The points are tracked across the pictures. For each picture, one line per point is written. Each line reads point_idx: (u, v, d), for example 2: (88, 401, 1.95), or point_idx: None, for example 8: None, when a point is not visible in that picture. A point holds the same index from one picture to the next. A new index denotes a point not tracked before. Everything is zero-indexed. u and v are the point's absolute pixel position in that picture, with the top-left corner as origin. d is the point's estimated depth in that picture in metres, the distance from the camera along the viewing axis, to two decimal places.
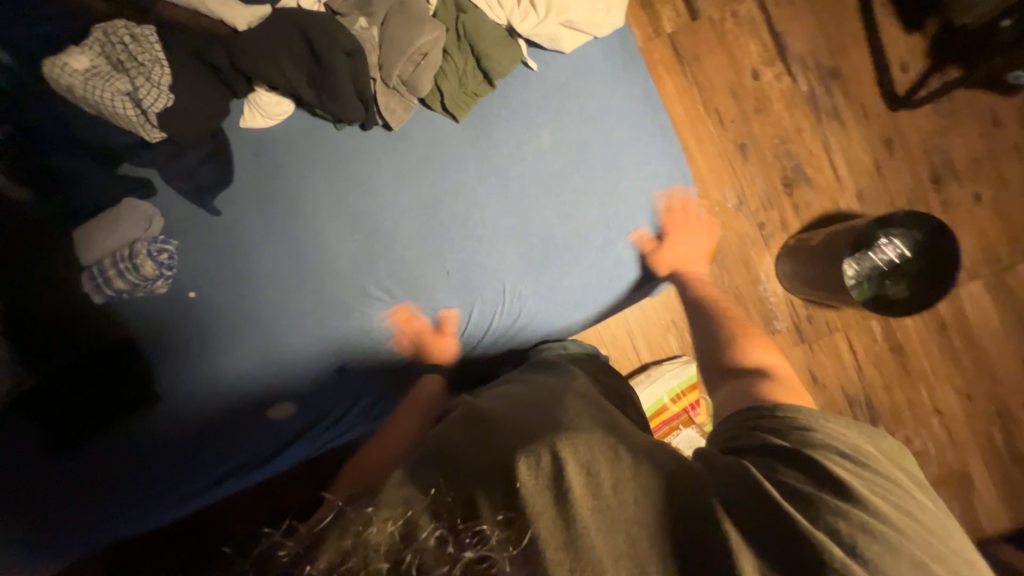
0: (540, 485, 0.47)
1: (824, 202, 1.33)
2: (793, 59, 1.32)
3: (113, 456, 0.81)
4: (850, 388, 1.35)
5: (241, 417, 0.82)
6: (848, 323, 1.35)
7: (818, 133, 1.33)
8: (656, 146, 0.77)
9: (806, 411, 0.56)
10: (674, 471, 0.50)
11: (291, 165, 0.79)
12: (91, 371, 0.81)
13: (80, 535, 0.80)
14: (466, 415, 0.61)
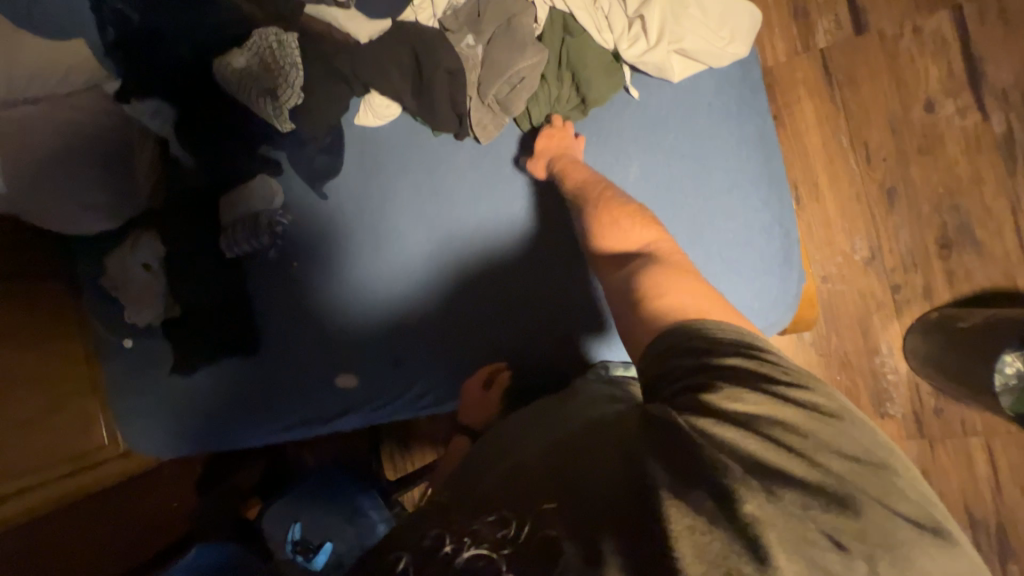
0: (517, 483, 0.50)
1: (994, 274, 1.06)
2: (990, 91, 1.05)
3: (219, 387, 1.00)
4: (977, 509, 1.09)
5: (314, 377, 0.94)
6: (993, 429, 1.08)
7: (1005, 189, 1.05)
8: (759, 195, 0.73)
9: (720, 331, 0.52)
10: (616, 440, 0.50)
11: (388, 163, 0.86)
12: (214, 313, 0.98)
13: (192, 440, 1.02)
14: (479, 449, 0.68)
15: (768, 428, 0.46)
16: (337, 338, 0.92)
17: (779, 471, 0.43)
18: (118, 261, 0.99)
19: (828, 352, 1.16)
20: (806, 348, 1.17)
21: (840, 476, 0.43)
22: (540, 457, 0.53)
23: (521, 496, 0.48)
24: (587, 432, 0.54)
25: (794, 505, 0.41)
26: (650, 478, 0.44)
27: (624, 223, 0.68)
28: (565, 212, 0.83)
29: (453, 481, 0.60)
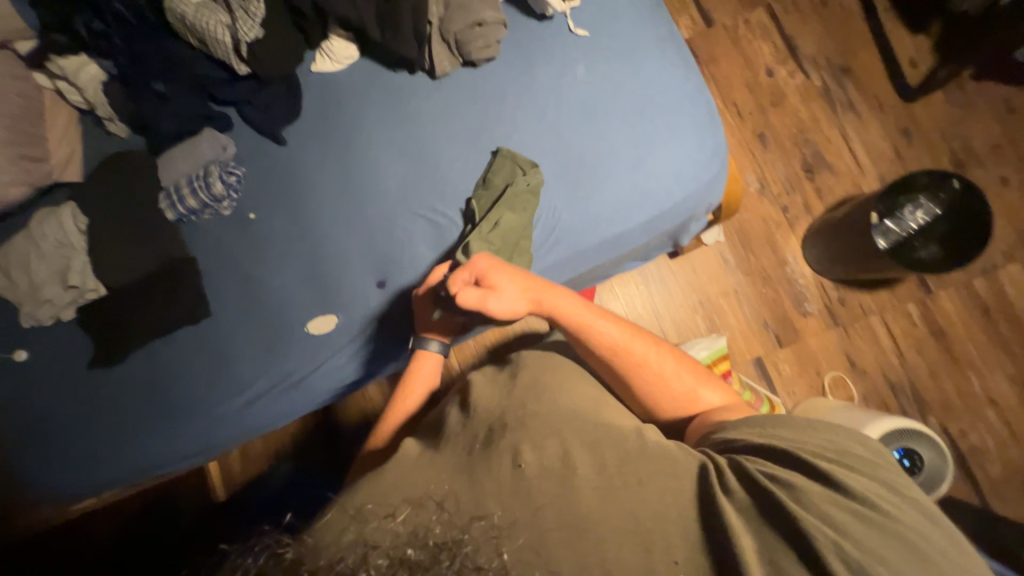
0: (545, 462, 0.56)
1: (847, 187, 1.37)
2: (805, 58, 1.42)
3: (148, 380, 0.88)
4: (892, 374, 1.29)
5: (270, 354, 0.86)
6: (883, 306, 1.32)
7: (835, 124, 1.40)
8: (684, 75, 0.81)
9: (795, 426, 0.59)
10: (665, 465, 0.55)
11: (353, 102, 0.88)
12: (147, 284, 0.87)
13: (119, 449, 0.88)
14: (473, 399, 0.68)
15: (832, 470, 0.52)
16: (298, 307, 0.86)
17: (828, 494, 0.50)
18: (26, 241, 0.86)
19: (751, 269, 1.36)
20: (733, 270, 1.36)
21: (905, 516, 0.49)
22: (573, 446, 0.57)
23: (562, 489, 0.53)
24: (615, 426, 0.61)
25: (836, 525, 0.48)
26: (713, 502, 0.52)
27: (683, 386, 0.72)
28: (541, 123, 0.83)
29: (454, 452, 0.61)
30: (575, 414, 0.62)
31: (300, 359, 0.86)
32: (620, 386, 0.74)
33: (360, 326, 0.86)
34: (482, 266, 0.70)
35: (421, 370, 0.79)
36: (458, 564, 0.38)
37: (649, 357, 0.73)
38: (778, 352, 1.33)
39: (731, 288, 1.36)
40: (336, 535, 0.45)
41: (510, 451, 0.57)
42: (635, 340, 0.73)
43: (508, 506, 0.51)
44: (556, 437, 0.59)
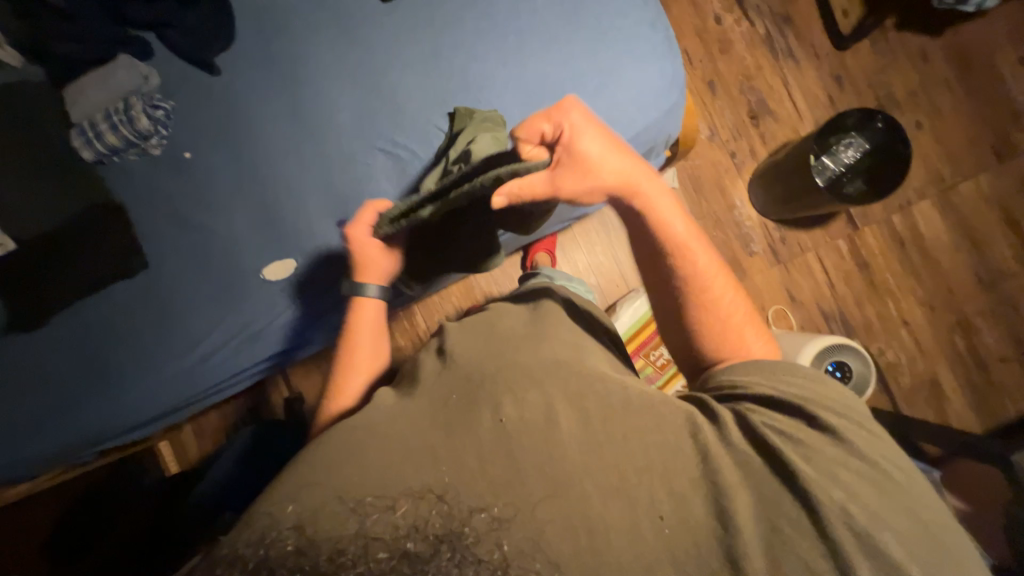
0: (527, 417, 0.52)
1: (787, 132, 1.45)
2: (750, 6, 1.46)
3: (80, 344, 0.79)
4: (825, 304, 1.43)
5: (196, 322, 0.80)
6: (818, 243, 1.44)
7: (777, 71, 1.46)
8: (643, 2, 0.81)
9: (806, 376, 0.54)
10: (651, 416, 0.52)
11: (295, 27, 0.81)
12: (66, 237, 0.77)
13: (52, 422, 0.79)
14: (448, 345, 0.66)
15: (822, 415, 0.50)
16: (226, 272, 0.80)
17: (818, 440, 0.49)
18: None
19: (703, 214, 1.43)
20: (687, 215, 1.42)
21: (886, 461, 0.48)
22: (557, 398, 0.54)
23: (546, 454, 0.49)
24: (597, 374, 0.57)
25: (819, 466, 0.47)
26: (708, 461, 0.49)
27: (734, 323, 0.60)
28: (502, 48, 0.79)
29: (427, 414, 0.55)
30: (553, 363, 0.58)
31: (229, 329, 0.81)
32: (665, 300, 0.63)
33: (288, 296, 0.81)
34: (573, 122, 0.60)
35: (364, 320, 0.73)
36: (458, 558, 0.40)
37: (724, 298, 0.61)
38: None
39: None
40: (327, 514, 0.45)
41: (490, 405, 0.54)
42: (721, 277, 0.61)
43: (491, 475, 0.48)
44: (538, 388, 0.55)
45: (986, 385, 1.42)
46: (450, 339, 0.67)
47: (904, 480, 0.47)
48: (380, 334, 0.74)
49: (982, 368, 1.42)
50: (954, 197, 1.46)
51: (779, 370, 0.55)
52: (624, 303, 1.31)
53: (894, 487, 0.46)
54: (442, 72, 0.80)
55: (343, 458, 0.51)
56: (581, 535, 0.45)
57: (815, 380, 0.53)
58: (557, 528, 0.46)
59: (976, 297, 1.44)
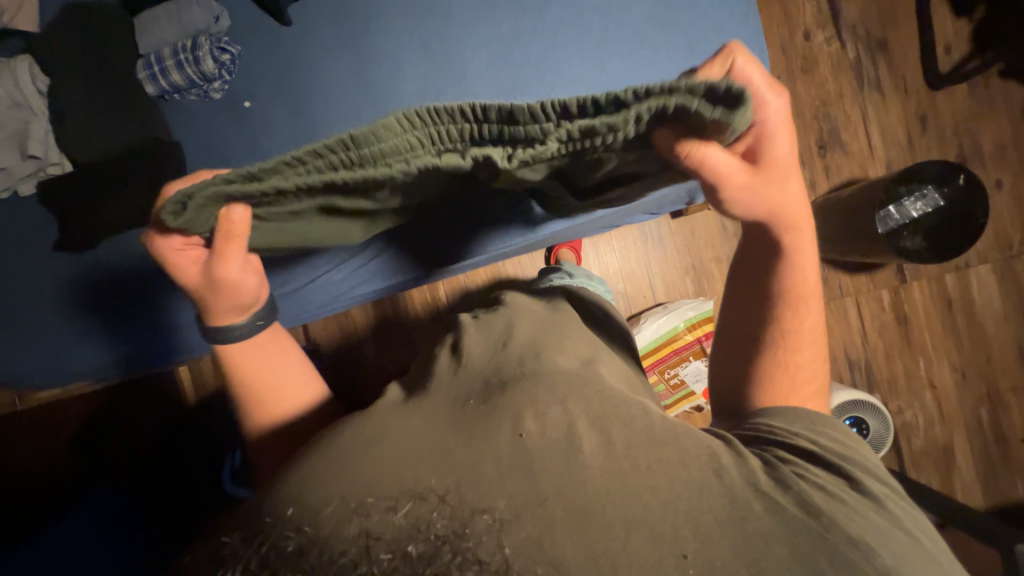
0: (549, 434, 0.50)
1: (854, 168, 1.37)
2: (845, 25, 1.36)
3: (106, 279, 0.81)
4: (853, 353, 1.39)
5: (36, 344, 0.83)
6: (860, 289, 1.39)
7: (859, 101, 1.37)
8: (740, 16, 0.77)
9: (847, 442, 0.56)
10: (675, 448, 0.51)
11: None
12: (114, 167, 0.77)
13: (82, 346, 0.84)
14: (463, 346, 0.67)
15: (856, 474, 0.52)
16: (61, 294, 0.82)
17: (856, 498, 0.49)
18: None
19: None
20: (730, 238, 1.37)
21: (909, 521, 0.49)
22: (578, 415, 0.52)
23: (567, 473, 0.47)
24: (619, 398, 0.56)
25: (865, 527, 0.46)
26: (744, 506, 0.46)
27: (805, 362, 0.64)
28: (584, 45, 0.77)
29: (444, 413, 0.55)
30: (575, 376, 0.58)
31: (66, 347, 0.84)
32: (740, 329, 0.67)
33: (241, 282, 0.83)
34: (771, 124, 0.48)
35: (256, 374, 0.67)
36: (460, 559, 0.37)
37: (799, 363, 0.63)
38: None
39: (724, 255, 1.38)
40: (330, 506, 0.45)
41: (510, 418, 0.52)
42: (807, 349, 0.64)
43: (511, 485, 0.46)
44: (560, 403, 0.53)
45: (1000, 461, 1.38)
46: (465, 340, 0.68)
47: (933, 547, 0.48)
48: (281, 362, 0.69)
49: (1000, 445, 1.38)
50: (1017, 266, 1.38)
51: (814, 423, 0.58)
52: (648, 317, 1.29)
53: (924, 548, 0.47)
54: (517, 60, 0.77)
55: (355, 457, 0.50)
56: (599, 560, 0.42)
57: (845, 441, 0.56)
58: (578, 551, 0.42)
59: (1012, 372, 1.39)
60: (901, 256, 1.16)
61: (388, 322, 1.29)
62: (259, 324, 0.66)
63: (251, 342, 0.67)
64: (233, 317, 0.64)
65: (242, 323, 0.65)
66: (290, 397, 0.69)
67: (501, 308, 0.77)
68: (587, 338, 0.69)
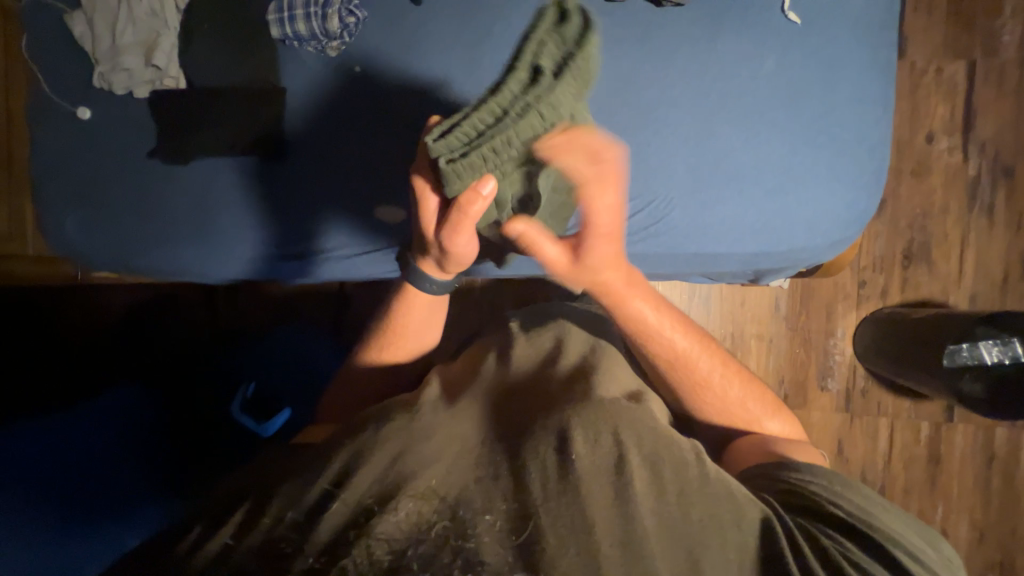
0: (597, 460, 0.47)
1: (935, 289, 1.29)
2: (975, 140, 1.26)
3: (159, 189, 0.85)
4: (870, 474, 1.32)
5: (178, 226, 0.85)
6: (899, 413, 1.32)
7: (962, 223, 1.28)
8: (872, 117, 0.71)
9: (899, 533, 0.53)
10: (727, 502, 0.49)
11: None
12: (221, 97, 0.81)
13: (111, 244, 0.87)
14: (511, 356, 0.65)
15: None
16: (231, 190, 0.84)
17: None
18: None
19: (794, 327, 1.32)
20: (779, 320, 1.32)
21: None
22: (630, 448, 0.49)
23: (618, 511, 0.44)
24: (671, 439, 0.53)
25: None
26: None
27: (737, 401, 0.71)
28: (703, 102, 0.71)
29: (484, 416, 0.53)
30: (633, 413, 0.54)
31: (205, 233, 0.85)
32: (637, 352, 0.71)
33: (264, 230, 0.85)
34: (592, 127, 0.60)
35: (410, 315, 0.73)
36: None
37: (710, 379, 0.70)
38: None
39: (767, 335, 1.33)
40: (371, 495, 0.43)
41: (554, 433, 0.48)
42: (704, 357, 0.70)
43: (555, 510, 0.43)
44: (613, 429, 0.50)
45: None
46: (510, 350, 0.67)
47: None
48: (437, 318, 0.76)
49: None
50: None
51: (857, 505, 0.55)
52: None
53: None
54: (623, 97, 0.72)
55: (401, 444, 0.48)
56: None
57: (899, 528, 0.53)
58: None
59: None
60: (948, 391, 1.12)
61: None
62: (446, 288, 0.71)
63: (433, 300, 0.73)
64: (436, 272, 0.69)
65: (434, 280, 0.70)
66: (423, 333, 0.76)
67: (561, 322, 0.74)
68: (630, 374, 0.65)
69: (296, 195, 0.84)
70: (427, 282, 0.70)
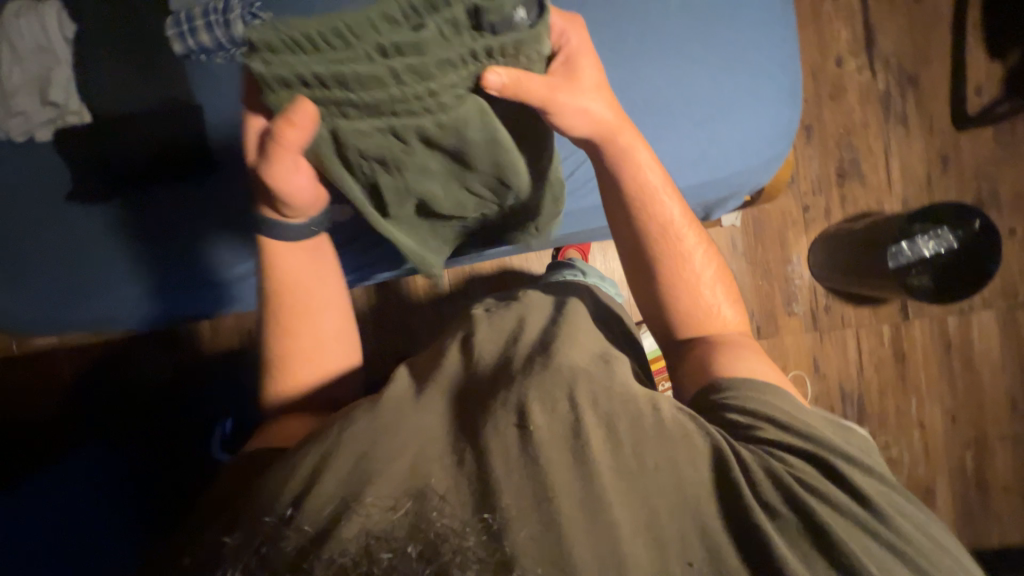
0: (555, 428, 0.46)
1: (870, 200, 1.37)
2: (879, 55, 1.34)
3: (44, 238, 0.81)
4: (847, 383, 1.39)
5: (68, 286, 0.83)
6: (861, 321, 1.39)
7: (882, 134, 1.36)
8: (780, 34, 0.75)
9: (846, 449, 0.52)
10: (683, 446, 0.48)
11: None
12: (122, 125, 0.77)
13: (14, 301, 0.83)
14: (474, 341, 0.59)
15: (863, 488, 0.48)
16: (118, 239, 0.82)
17: (854, 508, 0.47)
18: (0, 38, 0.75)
19: (753, 260, 1.38)
20: (738, 256, 1.37)
21: (910, 526, 0.47)
22: (585, 409, 0.48)
23: (576, 472, 0.44)
24: (631, 392, 0.51)
25: (873, 558, 0.44)
26: (755, 527, 0.44)
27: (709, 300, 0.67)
28: (622, 46, 0.72)
29: (447, 405, 0.50)
30: (590, 374, 0.52)
31: (104, 287, 0.84)
32: (620, 207, 0.66)
33: (159, 269, 0.84)
34: (576, 42, 0.61)
35: (286, 267, 0.65)
36: (461, 559, 0.37)
37: (694, 255, 0.67)
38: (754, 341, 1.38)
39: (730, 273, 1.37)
40: (330, 507, 0.41)
41: (514, 407, 0.47)
42: (691, 231, 0.67)
43: (517, 483, 0.43)
44: (569, 395, 0.49)
45: (979, 507, 1.40)
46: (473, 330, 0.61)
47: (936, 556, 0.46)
48: (323, 269, 0.68)
49: (981, 490, 1.40)
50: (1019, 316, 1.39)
51: (808, 427, 0.53)
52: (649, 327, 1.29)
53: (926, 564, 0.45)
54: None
55: (364, 445, 0.45)
56: (609, 561, 0.41)
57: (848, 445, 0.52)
58: (586, 549, 0.41)
59: (1003, 419, 1.40)
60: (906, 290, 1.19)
61: (388, 306, 1.26)
62: (311, 232, 0.65)
63: (301, 247, 0.66)
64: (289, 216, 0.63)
65: (292, 227, 0.64)
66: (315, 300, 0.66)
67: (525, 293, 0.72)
68: (597, 337, 0.61)
69: (189, 228, 0.83)
70: (279, 229, 0.63)
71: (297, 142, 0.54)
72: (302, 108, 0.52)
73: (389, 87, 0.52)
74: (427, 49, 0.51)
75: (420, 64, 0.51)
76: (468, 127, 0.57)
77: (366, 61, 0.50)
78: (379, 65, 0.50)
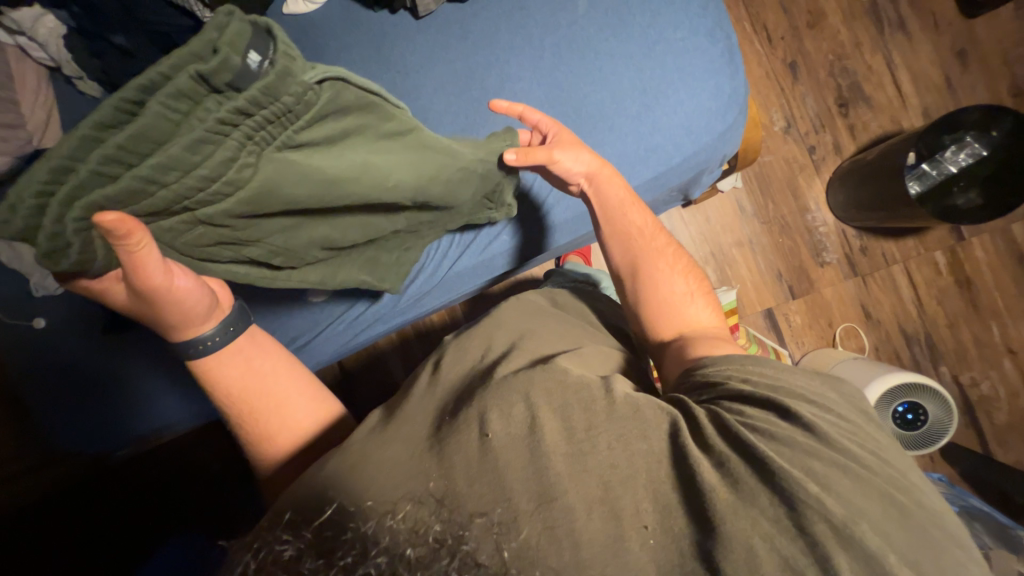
0: (514, 430, 0.44)
1: (884, 121, 1.24)
2: None
3: (88, 370, 0.85)
4: (909, 325, 1.25)
5: (107, 410, 0.85)
6: (907, 254, 1.26)
7: (880, 47, 1.24)
8: (697, 3, 0.72)
9: (833, 413, 0.49)
10: (635, 423, 0.46)
11: (314, 39, 0.75)
12: None
13: (60, 436, 0.84)
14: (444, 363, 0.58)
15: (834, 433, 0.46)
16: (147, 356, 0.87)
17: (824, 451, 0.45)
18: None
19: (769, 219, 1.27)
20: (749, 219, 1.27)
21: (869, 454, 0.46)
22: (540, 406, 0.46)
23: (532, 468, 0.42)
24: (584, 380, 0.49)
25: (842, 497, 0.43)
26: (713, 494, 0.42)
27: (683, 290, 0.65)
28: (543, 65, 0.72)
29: (417, 429, 0.48)
30: (551, 369, 0.49)
31: (139, 406, 0.87)
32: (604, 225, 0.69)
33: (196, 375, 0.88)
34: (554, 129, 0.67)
35: (228, 382, 0.60)
36: (457, 564, 0.33)
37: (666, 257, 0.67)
38: (790, 304, 1.27)
39: (746, 238, 1.27)
40: (328, 508, 0.39)
41: (476, 418, 0.45)
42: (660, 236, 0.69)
43: (480, 488, 0.41)
44: (524, 398, 0.46)
45: None
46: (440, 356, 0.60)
47: (909, 492, 0.45)
48: (263, 360, 0.62)
49: None
50: None
51: (794, 398, 0.49)
52: None
53: (899, 497, 0.44)
54: (471, 92, 0.73)
55: (341, 471, 0.44)
56: (564, 545, 0.39)
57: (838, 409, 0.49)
58: (548, 548, 0.39)
59: None
60: (944, 216, 1.05)
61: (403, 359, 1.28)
62: (231, 333, 0.60)
63: (231, 351, 0.60)
64: (199, 329, 0.58)
65: (209, 333, 0.58)
66: (276, 391, 0.61)
67: (506, 306, 0.70)
68: (563, 337, 0.64)
69: None
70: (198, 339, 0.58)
71: (142, 255, 0.45)
72: (109, 217, 0.40)
73: (159, 192, 0.42)
74: (165, 136, 0.39)
75: (168, 158, 0.40)
76: (286, 188, 0.47)
77: (111, 179, 0.40)
78: (127, 180, 0.40)
